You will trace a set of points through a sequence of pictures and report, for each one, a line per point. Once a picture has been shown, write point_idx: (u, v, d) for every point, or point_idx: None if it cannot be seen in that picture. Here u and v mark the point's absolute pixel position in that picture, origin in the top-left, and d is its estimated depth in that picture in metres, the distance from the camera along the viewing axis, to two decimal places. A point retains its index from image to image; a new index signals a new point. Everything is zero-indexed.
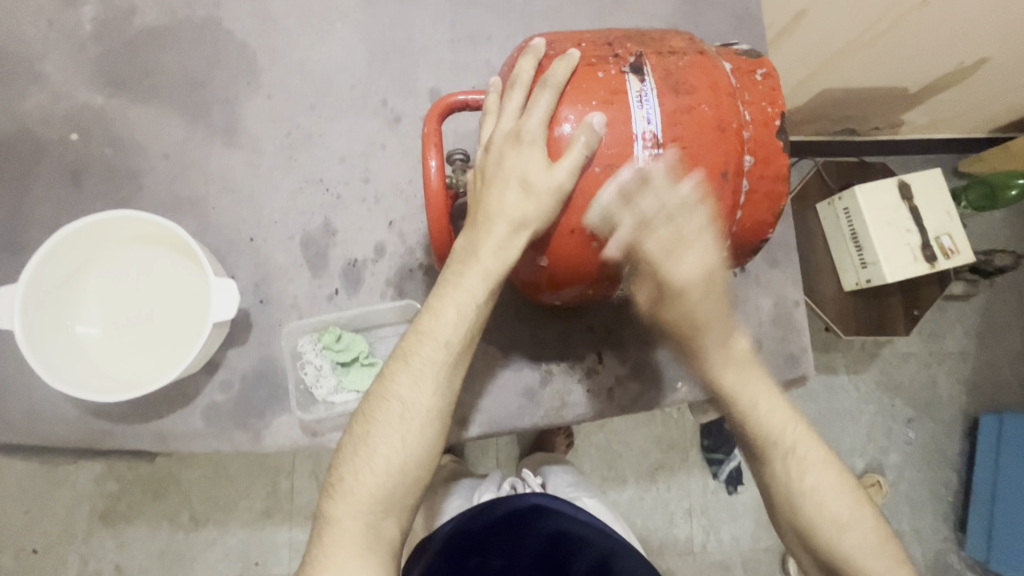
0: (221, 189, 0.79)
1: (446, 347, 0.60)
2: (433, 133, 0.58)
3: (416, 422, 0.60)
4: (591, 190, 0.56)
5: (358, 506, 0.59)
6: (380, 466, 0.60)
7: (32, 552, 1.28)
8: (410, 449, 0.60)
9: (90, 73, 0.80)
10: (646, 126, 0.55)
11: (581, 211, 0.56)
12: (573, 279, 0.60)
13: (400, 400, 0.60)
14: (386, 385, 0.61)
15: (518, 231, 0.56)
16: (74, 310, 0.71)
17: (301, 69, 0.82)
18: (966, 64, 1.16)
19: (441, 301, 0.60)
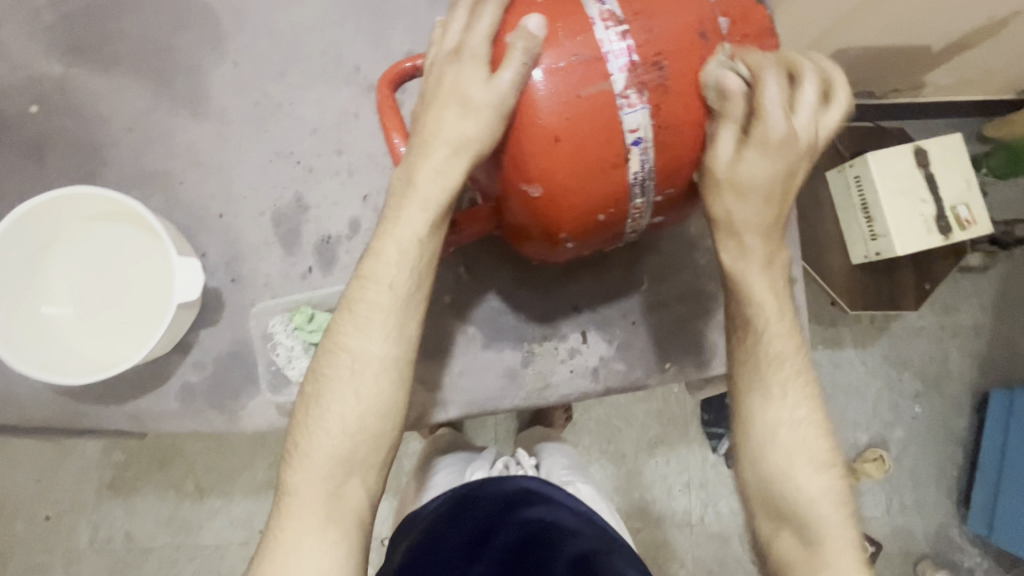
0: (188, 163, 0.76)
1: (391, 290, 0.58)
2: (387, 101, 0.57)
3: (372, 374, 0.58)
4: (559, 84, 0.50)
5: (318, 467, 0.57)
6: (338, 426, 0.58)
7: (44, 519, 1.32)
8: (367, 403, 0.58)
9: (49, 38, 0.76)
10: (600, 8, 0.51)
11: (557, 113, 0.50)
12: (573, 200, 0.53)
13: (351, 351, 0.59)
14: (336, 338, 0.60)
15: (459, 152, 0.54)
16: (42, 290, 0.70)
17: (269, 32, 0.78)
18: (997, 18, 1.06)
19: (381, 242, 0.58)
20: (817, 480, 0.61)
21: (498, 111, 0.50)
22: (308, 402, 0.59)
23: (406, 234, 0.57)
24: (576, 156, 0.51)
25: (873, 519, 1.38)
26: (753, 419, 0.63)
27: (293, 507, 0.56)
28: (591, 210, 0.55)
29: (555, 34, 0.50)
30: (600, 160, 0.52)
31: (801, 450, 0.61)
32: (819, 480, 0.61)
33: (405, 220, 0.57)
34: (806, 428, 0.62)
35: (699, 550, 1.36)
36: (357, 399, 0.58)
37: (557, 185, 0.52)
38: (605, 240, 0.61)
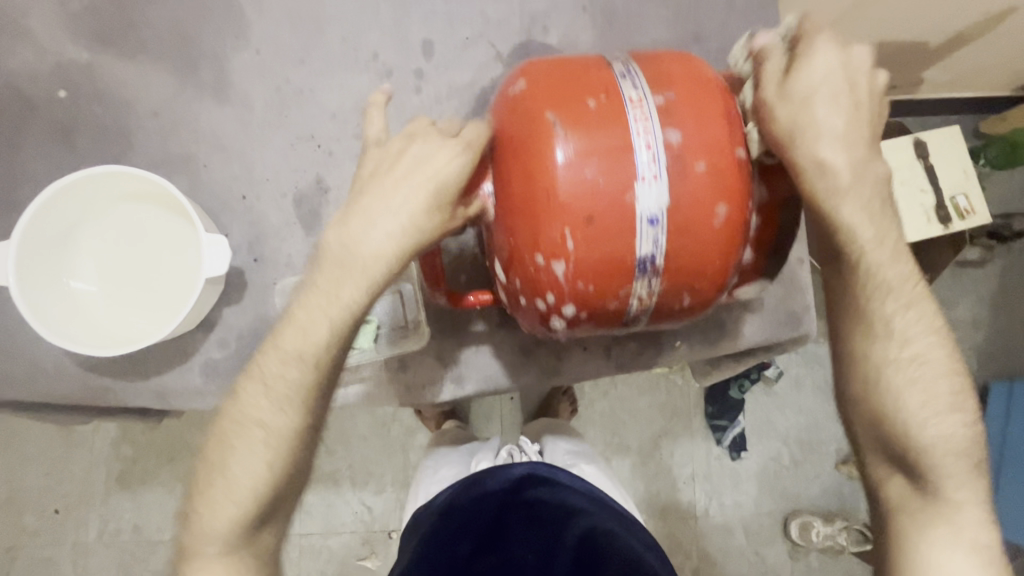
0: (212, 146, 0.78)
1: (301, 362, 0.59)
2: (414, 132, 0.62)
3: (260, 450, 0.60)
4: (598, 208, 0.54)
5: (217, 529, 0.60)
6: (235, 500, 0.60)
7: (54, 512, 1.32)
8: (259, 473, 0.60)
9: (77, 27, 0.78)
10: (646, 141, 0.55)
11: (589, 247, 0.55)
12: (593, 306, 0.59)
13: (246, 435, 0.60)
14: (239, 409, 0.61)
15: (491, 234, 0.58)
16: (70, 267, 0.71)
17: (291, 21, 0.80)
18: (991, 15, 1.10)
19: (307, 311, 0.59)
20: (941, 423, 0.60)
21: (543, 205, 0.55)
22: (207, 476, 0.61)
23: (350, 278, 0.58)
24: (603, 267, 0.56)
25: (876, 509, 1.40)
26: (872, 362, 0.61)
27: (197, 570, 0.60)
28: (591, 282, 0.56)
29: (598, 159, 0.54)
30: (612, 225, 0.55)
31: (924, 402, 0.60)
32: (949, 424, 0.60)
33: (343, 292, 0.58)
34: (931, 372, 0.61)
35: (703, 541, 1.38)
36: (250, 476, 0.60)
37: (587, 305, 0.58)
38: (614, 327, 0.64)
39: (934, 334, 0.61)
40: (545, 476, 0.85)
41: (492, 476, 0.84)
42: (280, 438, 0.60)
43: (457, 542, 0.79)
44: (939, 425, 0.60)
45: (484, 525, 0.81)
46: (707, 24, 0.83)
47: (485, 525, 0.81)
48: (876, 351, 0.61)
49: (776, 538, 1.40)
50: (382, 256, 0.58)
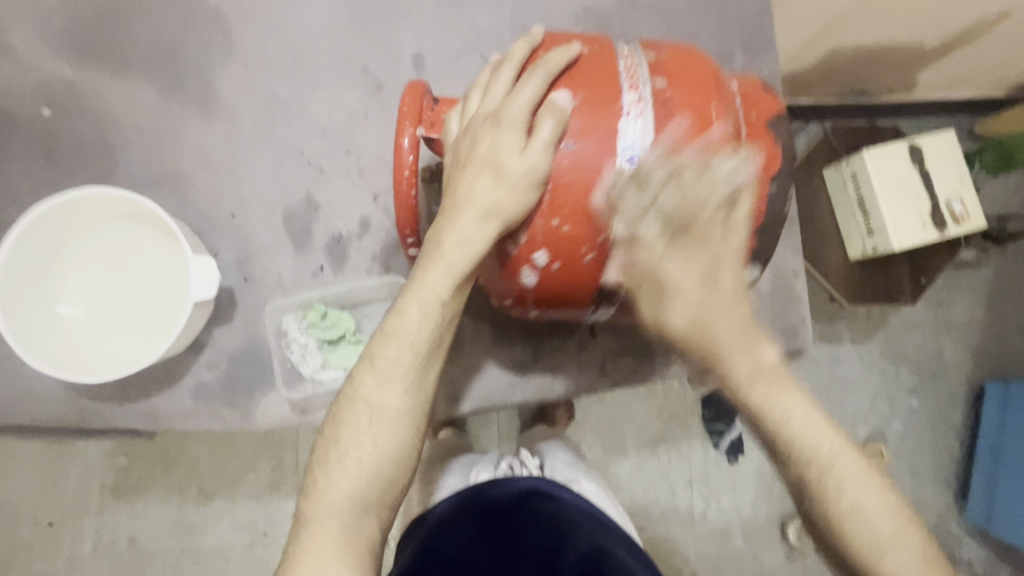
0: (200, 163, 0.77)
1: (412, 348, 0.61)
2: (410, 111, 0.60)
3: (383, 430, 0.61)
4: (577, 166, 0.56)
5: (335, 518, 0.59)
6: (343, 482, 0.59)
7: (47, 525, 1.31)
8: (370, 451, 0.60)
9: (60, 44, 0.77)
10: (636, 111, 0.56)
11: (562, 208, 0.56)
12: (558, 279, 0.60)
13: (359, 418, 0.61)
14: (348, 396, 0.62)
15: (486, 218, 0.57)
16: (56, 290, 0.70)
17: (279, 35, 0.79)
18: (986, 18, 1.09)
19: (406, 300, 0.60)
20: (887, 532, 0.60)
21: (524, 160, 0.55)
22: (318, 469, 0.61)
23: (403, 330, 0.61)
24: (572, 237, 0.57)
25: None
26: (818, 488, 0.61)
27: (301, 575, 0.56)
28: (569, 215, 0.56)
29: (584, 121, 0.56)
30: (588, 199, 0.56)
31: (855, 475, 0.61)
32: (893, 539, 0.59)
33: (427, 279, 0.60)
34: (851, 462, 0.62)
35: (701, 545, 1.38)
36: (358, 457, 0.60)
37: (551, 277, 0.59)
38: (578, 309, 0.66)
39: (840, 443, 0.62)
40: (546, 491, 0.85)
41: (498, 486, 0.86)
42: (399, 419, 0.61)
43: (462, 527, 0.80)
44: (884, 527, 0.60)
45: (486, 523, 0.81)
46: (700, 35, 0.82)
47: (485, 522, 0.81)
48: (807, 438, 0.62)
49: (774, 542, 1.40)
50: (469, 243, 0.58)
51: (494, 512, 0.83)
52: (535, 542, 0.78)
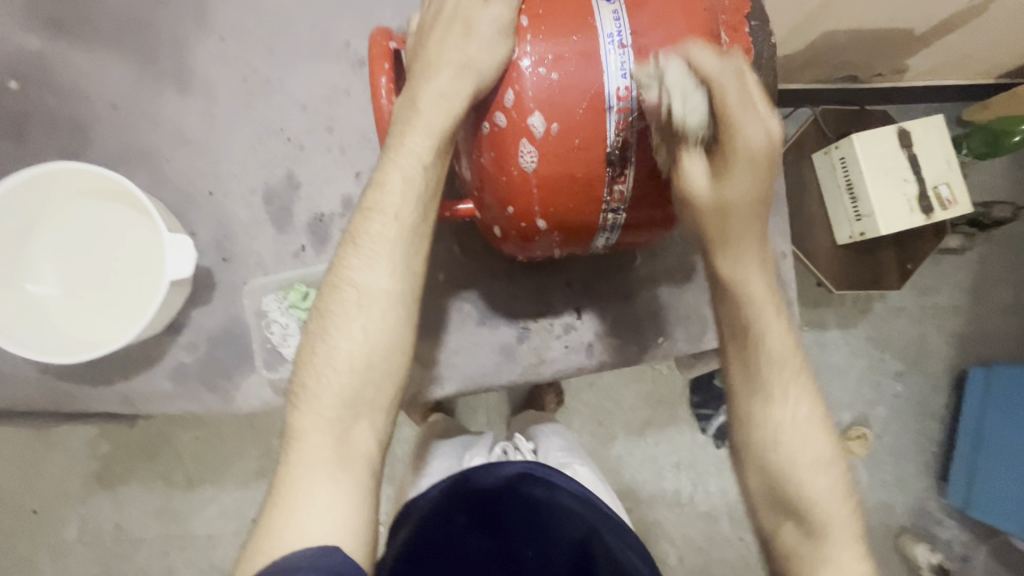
0: (175, 140, 0.75)
1: (397, 221, 0.58)
2: (379, 48, 0.57)
3: (368, 325, 0.58)
4: (547, 22, 0.53)
5: (324, 416, 0.56)
6: (334, 375, 0.57)
7: (30, 512, 1.29)
8: (362, 338, 0.57)
9: (25, 14, 0.74)
10: None
11: (542, 61, 0.52)
12: (555, 156, 0.54)
13: (345, 307, 0.58)
14: (335, 281, 0.59)
15: (461, 73, 0.54)
16: (25, 269, 0.68)
17: (255, 7, 0.76)
18: (976, 1, 1.08)
19: (386, 170, 0.57)
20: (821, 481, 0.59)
21: (491, 14, 0.53)
22: (306, 365, 0.58)
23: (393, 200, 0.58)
24: (560, 92, 0.52)
25: None
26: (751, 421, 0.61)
27: (295, 470, 0.54)
28: (552, 64, 0.52)
29: None
30: (567, 48, 0.52)
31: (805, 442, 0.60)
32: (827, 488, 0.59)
33: (408, 144, 0.56)
34: (811, 429, 0.60)
35: (688, 528, 1.39)
36: (350, 348, 0.57)
37: (545, 153, 0.54)
38: (588, 220, 0.58)
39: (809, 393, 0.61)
40: (539, 478, 0.81)
41: (489, 471, 0.82)
42: (390, 303, 0.58)
43: (454, 516, 0.78)
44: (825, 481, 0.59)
45: (476, 507, 0.79)
46: None
47: (474, 505, 0.79)
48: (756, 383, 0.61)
49: None
50: (446, 97, 0.54)
51: (481, 496, 0.80)
52: (525, 527, 0.78)
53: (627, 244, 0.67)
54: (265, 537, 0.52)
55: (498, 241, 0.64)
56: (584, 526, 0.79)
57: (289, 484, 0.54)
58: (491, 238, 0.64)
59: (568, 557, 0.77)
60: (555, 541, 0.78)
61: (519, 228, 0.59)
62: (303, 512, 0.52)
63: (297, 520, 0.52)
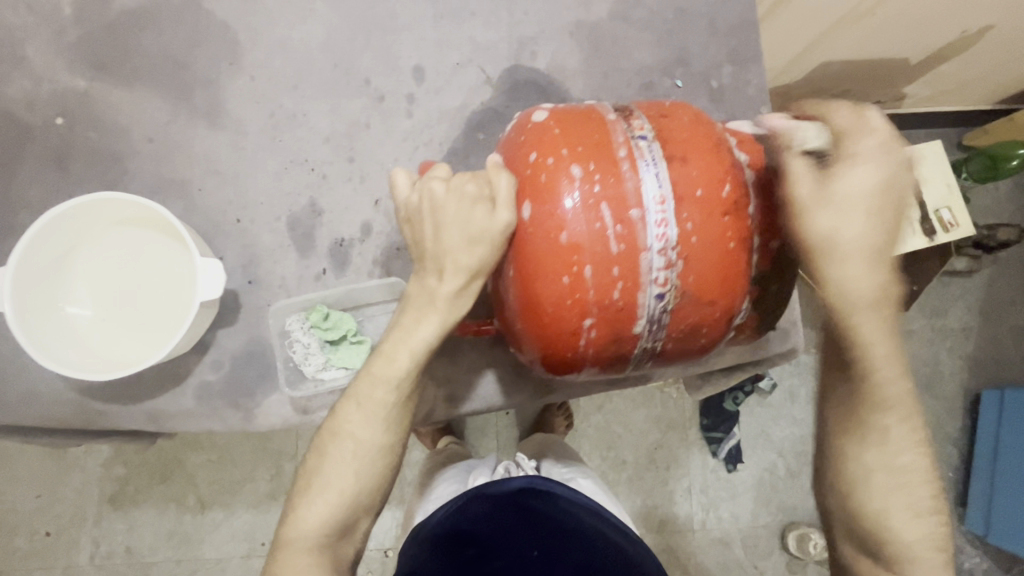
0: (207, 170, 0.80)
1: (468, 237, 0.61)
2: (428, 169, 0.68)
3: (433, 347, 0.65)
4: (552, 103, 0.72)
5: (318, 514, 0.65)
6: (393, 379, 0.65)
7: (44, 535, 1.31)
8: (435, 340, 0.64)
9: (73, 57, 0.80)
10: None
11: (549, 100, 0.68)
12: (568, 113, 0.62)
13: (417, 312, 0.64)
14: (429, 264, 0.64)
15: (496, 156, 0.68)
16: (65, 291, 0.72)
17: (283, 47, 0.82)
18: (969, 32, 1.13)
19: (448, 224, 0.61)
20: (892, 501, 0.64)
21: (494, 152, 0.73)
22: (370, 377, 0.65)
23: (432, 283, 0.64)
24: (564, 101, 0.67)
25: None
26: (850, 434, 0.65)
27: (327, 471, 0.65)
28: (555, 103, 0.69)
29: None
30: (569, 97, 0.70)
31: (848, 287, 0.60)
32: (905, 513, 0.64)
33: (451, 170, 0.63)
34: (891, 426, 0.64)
35: (699, 554, 1.38)
36: (425, 342, 0.64)
37: (559, 114, 0.62)
38: (619, 150, 0.59)
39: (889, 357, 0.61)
40: (541, 491, 0.82)
41: (492, 490, 0.82)
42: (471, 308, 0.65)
43: (463, 548, 0.78)
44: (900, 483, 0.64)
45: (486, 529, 0.79)
46: (689, 48, 0.86)
47: (479, 529, 0.79)
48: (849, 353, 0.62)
49: (774, 551, 1.39)
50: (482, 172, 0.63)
51: (491, 520, 0.80)
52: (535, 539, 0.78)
53: (700, 256, 0.58)
54: (302, 521, 0.64)
55: (550, 253, 0.58)
56: (586, 530, 0.80)
57: (320, 482, 0.65)
58: (537, 241, 0.58)
59: (579, 558, 0.77)
60: (566, 543, 0.78)
61: (555, 175, 0.58)
62: (330, 516, 0.65)
63: (321, 513, 0.65)
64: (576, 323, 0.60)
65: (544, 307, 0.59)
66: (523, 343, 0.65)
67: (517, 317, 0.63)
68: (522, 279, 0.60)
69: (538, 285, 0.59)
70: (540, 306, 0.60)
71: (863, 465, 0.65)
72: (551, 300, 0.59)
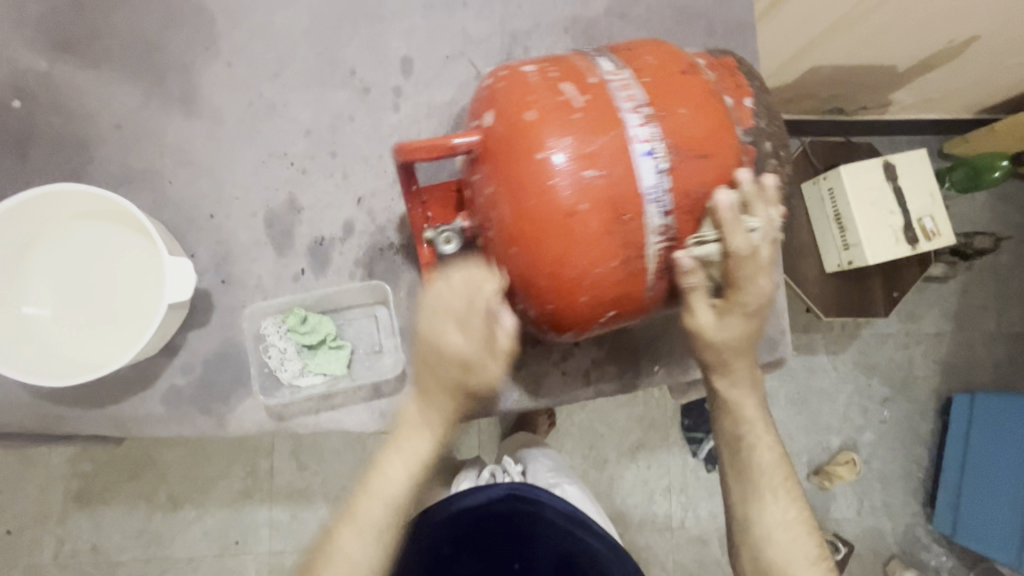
0: (179, 162, 0.75)
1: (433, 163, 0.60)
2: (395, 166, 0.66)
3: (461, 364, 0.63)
4: None
5: None
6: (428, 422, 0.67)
7: (4, 534, 1.25)
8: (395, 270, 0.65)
9: (34, 34, 0.74)
10: None
11: None
12: None
13: None
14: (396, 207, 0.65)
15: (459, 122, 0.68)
16: (22, 288, 0.68)
17: (263, 33, 0.77)
18: (956, 42, 1.13)
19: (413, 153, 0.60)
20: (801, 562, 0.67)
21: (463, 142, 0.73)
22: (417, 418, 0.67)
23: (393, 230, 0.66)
24: None
25: (845, 519, 1.43)
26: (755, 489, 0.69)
27: None
28: None
29: None
30: None
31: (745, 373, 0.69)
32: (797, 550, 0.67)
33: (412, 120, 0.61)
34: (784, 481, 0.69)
35: (676, 552, 1.38)
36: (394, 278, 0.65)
37: None
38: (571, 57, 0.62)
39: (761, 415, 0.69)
40: (524, 497, 0.79)
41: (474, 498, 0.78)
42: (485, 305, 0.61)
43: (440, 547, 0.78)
44: (798, 543, 0.67)
45: (467, 534, 0.79)
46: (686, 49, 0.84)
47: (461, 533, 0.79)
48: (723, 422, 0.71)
49: None
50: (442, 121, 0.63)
51: (472, 524, 0.79)
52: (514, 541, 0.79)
53: (686, 142, 0.58)
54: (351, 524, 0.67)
55: (531, 155, 0.56)
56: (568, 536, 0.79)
57: (367, 488, 0.68)
58: (505, 132, 0.58)
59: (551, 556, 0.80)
60: (543, 545, 0.80)
61: (513, 76, 0.60)
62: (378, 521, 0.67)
63: None
64: (579, 234, 0.56)
65: (540, 221, 0.57)
66: (527, 280, 0.60)
67: (510, 245, 0.59)
68: (512, 197, 0.58)
69: (528, 194, 0.56)
70: (531, 222, 0.57)
71: (764, 524, 0.68)
72: (549, 207, 0.56)
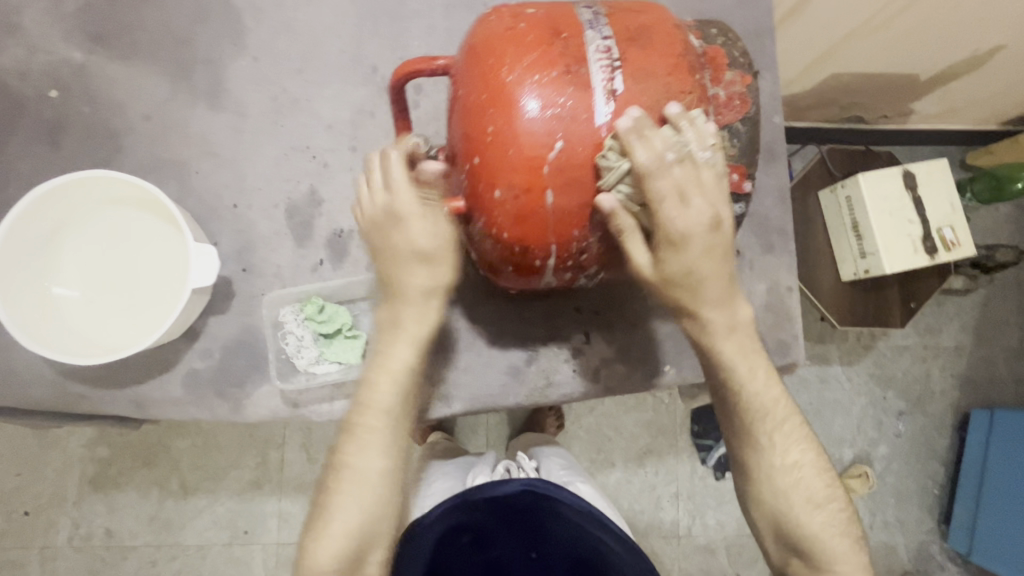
0: (204, 153, 0.77)
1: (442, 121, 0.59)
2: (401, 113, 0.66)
3: (430, 302, 0.63)
4: None
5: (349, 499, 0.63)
6: (376, 422, 0.64)
7: (22, 514, 1.28)
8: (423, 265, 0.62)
9: (72, 27, 0.77)
10: None
11: None
12: None
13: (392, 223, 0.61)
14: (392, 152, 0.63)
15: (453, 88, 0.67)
16: (52, 270, 0.70)
17: (289, 30, 0.80)
18: (979, 51, 1.12)
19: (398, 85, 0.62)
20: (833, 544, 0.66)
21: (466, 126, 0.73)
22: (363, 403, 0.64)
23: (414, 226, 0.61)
24: None
25: None
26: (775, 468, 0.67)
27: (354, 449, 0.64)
28: None
29: None
30: None
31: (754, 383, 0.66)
32: (826, 523, 0.66)
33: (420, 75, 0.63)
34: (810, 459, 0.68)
35: (683, 560, 1.37)
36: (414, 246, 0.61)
37: None
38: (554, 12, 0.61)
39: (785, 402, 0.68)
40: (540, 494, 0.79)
41: (488, 496, 0.79)
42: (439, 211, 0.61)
43: (462, 536, 0.80)
44: (826, 516, 0.66)
45: (484, 526, 0.81)
46: None
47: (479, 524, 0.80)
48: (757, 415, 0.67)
49: (758, 561, 1.39)
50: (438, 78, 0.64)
51: (488, 517, 0.80)
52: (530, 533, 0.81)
53: (647, 92, 0.55)
54: (316, 555, 0.61)
55: (492, 94, 0.55)
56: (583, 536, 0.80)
57: (327, 518, 0.62)
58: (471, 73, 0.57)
59: (568, 557, 0.81)
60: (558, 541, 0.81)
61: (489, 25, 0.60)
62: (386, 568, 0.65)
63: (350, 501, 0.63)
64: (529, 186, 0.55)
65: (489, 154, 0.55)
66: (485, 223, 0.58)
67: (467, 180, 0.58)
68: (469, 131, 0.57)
69: (482, 130, 0.55)
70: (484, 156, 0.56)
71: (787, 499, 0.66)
72: (501, 142, 0.55)
